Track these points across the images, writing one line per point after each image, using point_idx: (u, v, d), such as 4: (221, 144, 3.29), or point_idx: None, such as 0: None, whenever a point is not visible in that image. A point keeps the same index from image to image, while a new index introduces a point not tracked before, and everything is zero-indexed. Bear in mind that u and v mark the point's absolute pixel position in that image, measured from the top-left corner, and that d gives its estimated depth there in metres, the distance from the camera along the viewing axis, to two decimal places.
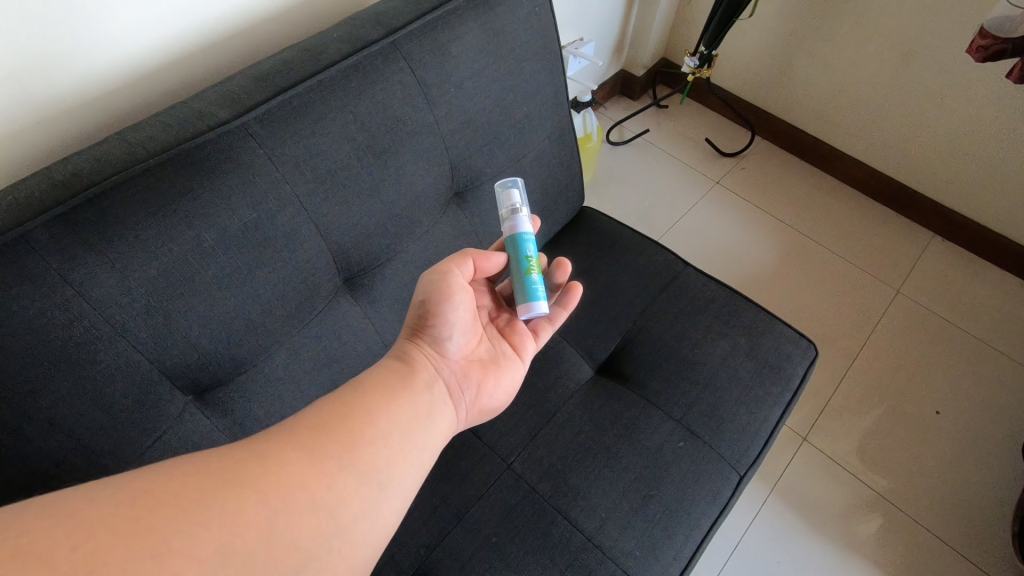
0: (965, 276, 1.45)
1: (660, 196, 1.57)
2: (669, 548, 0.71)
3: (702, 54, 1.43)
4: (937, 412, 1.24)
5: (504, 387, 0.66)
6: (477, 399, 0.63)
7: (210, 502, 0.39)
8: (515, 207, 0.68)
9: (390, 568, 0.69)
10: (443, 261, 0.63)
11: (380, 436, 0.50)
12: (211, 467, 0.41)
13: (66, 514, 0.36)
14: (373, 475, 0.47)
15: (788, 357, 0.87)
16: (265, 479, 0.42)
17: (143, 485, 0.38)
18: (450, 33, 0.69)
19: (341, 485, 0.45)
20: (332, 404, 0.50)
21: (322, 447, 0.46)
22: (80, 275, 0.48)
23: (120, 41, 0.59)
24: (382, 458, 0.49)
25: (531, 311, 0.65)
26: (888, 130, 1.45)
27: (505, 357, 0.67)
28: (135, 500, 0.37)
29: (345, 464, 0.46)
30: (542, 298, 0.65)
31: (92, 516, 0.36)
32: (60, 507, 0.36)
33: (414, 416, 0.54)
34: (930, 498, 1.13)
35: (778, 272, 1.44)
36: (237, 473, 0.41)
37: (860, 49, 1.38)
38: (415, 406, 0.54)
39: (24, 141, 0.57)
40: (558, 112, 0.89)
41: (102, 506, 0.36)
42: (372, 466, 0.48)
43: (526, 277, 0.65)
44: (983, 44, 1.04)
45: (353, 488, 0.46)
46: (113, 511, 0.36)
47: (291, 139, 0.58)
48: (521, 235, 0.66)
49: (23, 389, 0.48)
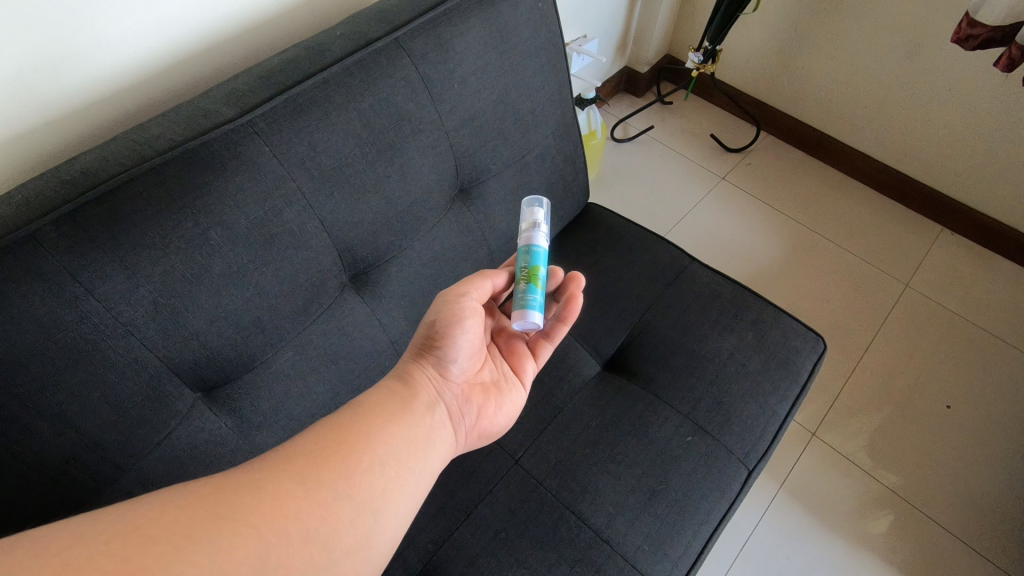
0: (975, 270, 1.43)
1: (666, 192, 1.57)
2: (677, 543, 0.71)
3: (707, 49, 1.42)
4: (949, 406, 1.22)
5: (504, 412, 0.66)
6: (477, 423, 0.62)
7: (201, 538, 0.39)
8: (536, 222, 0.69)
9: (398, 565, 0.69)
10: (457, 283, 0.62)
11: (376, 463, 0.50)
12: (202, 501, 0.41)
13: (54, 552, 0.36)
14: (367, 505, 0.47)
15: (796, 351, 0.86)
16: (259, 513, 0.42)
17: (134, 518, 0.39)
18: (454, 30, 0.69)
19: (336, 516, 0.45)
20: (329, 429, 0.50)
21: (317, 476, 0.46)
22: (90, 275, 0.49)
23: (129, 41, 0.60)
24: (378, 487, 0.49)
25: (524, 319, 0.62)
26: (895, 123, 1.44)
27: (507, 382, 0.67)
28: (124, 537, 0.37)
29: (340, 493, 0.46)
30: (537, 307, 0.62)
31: (80, 555, 0.36)
32: (50, 546, 0.36)
33: (413, 442, 0.53)
34: (941, 494, 1.12)
35: (786, 267, 1.44)
36: (230, 507, 0.42)
37: (865, 42, 1.37)
38: (414, 431, 0.54)
39: (28, 148, 0.58)
40: (562, 106, 0.89)
41: (90, 544, 0.37)
42: (368, 496, 0.48)
43: (523, 286, 0.64)
44: (973, 33, 1.03)
45: (347, 519, 0.46)
46: (102, 550, 0.36)
47: (296, 136, 0.59)
48: (534, 248, 0.66)
49: (24, 409, 0.48)
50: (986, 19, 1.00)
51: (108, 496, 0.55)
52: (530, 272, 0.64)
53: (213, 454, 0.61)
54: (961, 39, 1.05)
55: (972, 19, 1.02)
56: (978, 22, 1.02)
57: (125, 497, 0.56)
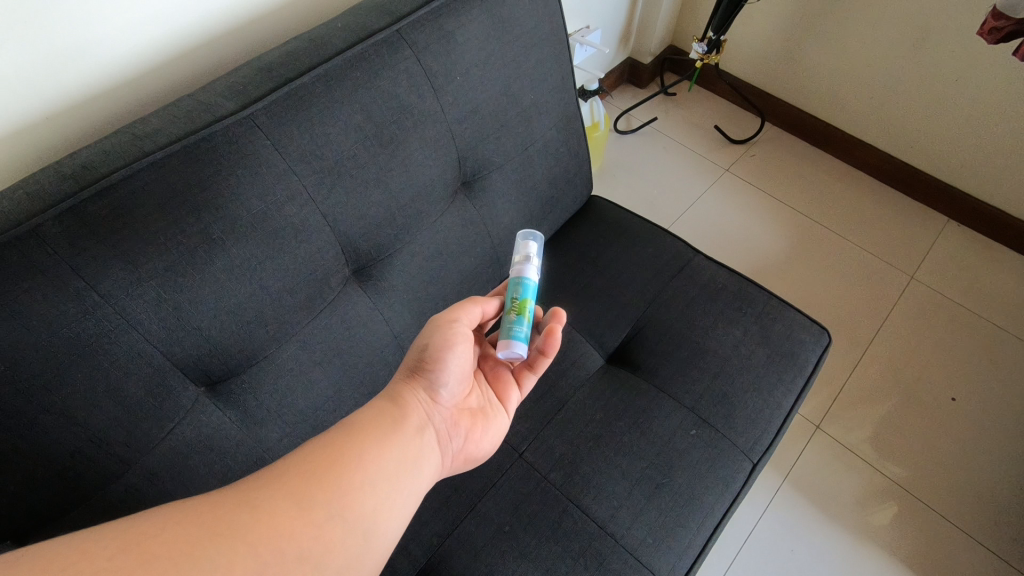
0: (982, 261, 1.42)
1: (669, 184, 1.56)
2: (681, 536, 0.71)
3: (710, 39, 1.41)
4: (954, 398, 1.22)
5: (490, 438, 0.65)
6: (464, 447, 0.62)
7: (201, 555, 0.39)
8: (529, 255, 0.68)
9: (403, 558, 0.69)
10: (449, 309, 0.63)
11: (368, 482, 0.49)
12: (202, 518, 0.42)
13: (59, 567, 0.36)
14: (360, 525, 0.47)
15: (800, 344, 0.86)
16: (255, 531, 0.42)
17: (136, 533, 0.39)
18: (455, 22, 0.68)
19: (329, 535, 0.45)
20: (322, 447, 0.50)
21: (312, 495, 0.46)
22: (91, 269, 0.49)
23: (129, 34, 0.59)
24: (370, 507, 0.48)
25: (509, 350, 0.62)
26: (901, 113, 1.43)
27: (493, 409, 0.67)
28: (128, 552, 0.38)
29: (333, 512, 0.46)
30: (523, 339, 0.62)
31: (84, 569, 0.36)
32: (55, 560, 0.36)
33: (404, 464, 0.53)
34: (946, 487, 1.12)
35: (789, 259, 1.43)
36: (229, 523, 0.42)
37: (872, 31, 1.35)
38: (405, 453, 0.54)
39: (26, 145, 0.57)
40: (566, 97, 0.89)
41: (94, 560, 0.37)
42: (360, 515, 0.47)
43: (512, 316, 0.63)
44: (998, 26, 1.01)
45: (340, 538, 0.46)
46: (106, 565, 0.37)
47: (297, 129, 0.58)
48: (524, 279, 0.65)
49: (28, 409, 0.48)
50: (1013, 11, 0.98)
51: (114, 491, 0.55)
52: (520, 304, 0.64)
53: (217, 449, 0.61)
54: (987, 32, 1.03)
55: (1001, 12, 1.00)
56: (1004, 15, 1.00)
57: (130, 492, 0.56)
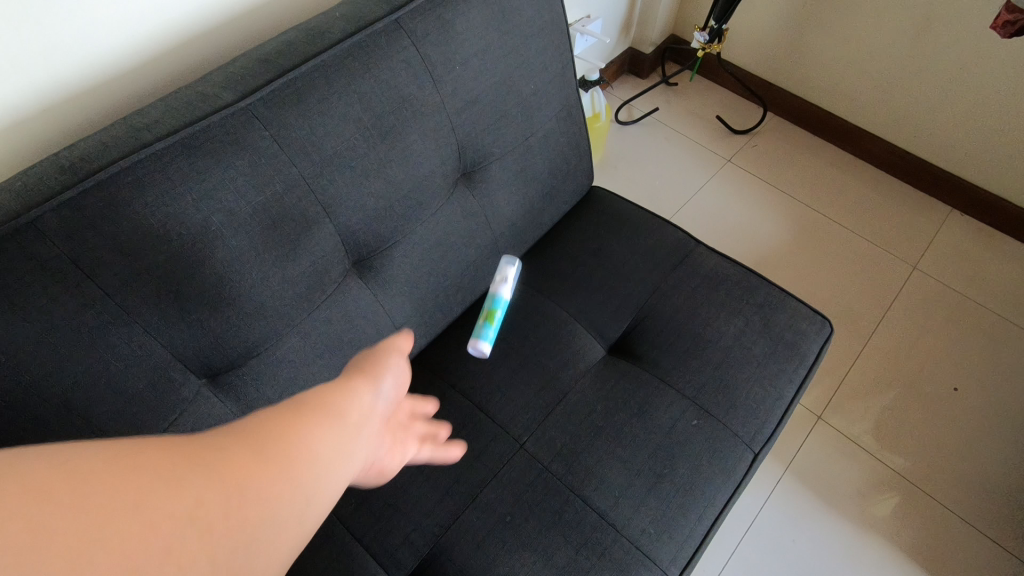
0: (985, 251, 1.42)
1: (670, 175, 1.55)
2: (683, 526, 0.71)
3: (712, 29, 1.39)
4: (956, 388, 1.22)
5: (386, 468, 0.49)
6: (374, 464, 0.45)
7: (177, 480, 0.29)
8: (505, 276, 0.85)
9: (405, 549, 0.69)
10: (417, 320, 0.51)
11: (312, 458, 0.34)
12: (180, 443, 0.30)
13: (61, 463, 0.27)
14: (302, 508, 0.33)
15: (802, 334, 0.86)
16: (232, 468, 0.31)
17: (118, 449, 0.29)
18: (454, 10, 0.68)
19: (273, 509, 0.31)
20: (271, 407, 0.35)
21: (273, 451, 0.32)
22: (90, 261, 0.49)
23: (126, 25, 0.59)
24: (318, 485, 0.34)
25: (474, 346, 0.82)
26: (905, 103, 1.42)
27: (400, 441, 0.51)
28: (121, 460, 0.28)
29: (292, 478, 0.33)
30: (487, 340, 0.81)
31: (75, 468, 0.27)
32: (52, 458, 0.27)
33: (340, 451, 0.36)
34: (949, 477, 1.12)
35: (791, 249, 1.42)
36: (210, 458, 0.31)
37: (876, 19, 1.34)
38: (344, 436, 0.37)
39: (25, 139, 0.57)
40: (567, 86, 0.88)
41: (88, 459, 0.27)
42: (308, 495, 0.33)
43: (482, 324, 0.82)
44: (1011, 20, 1.00)
45: (287, 517, 0.32)
46: (101, 466, 0.27)
47: (296, 120, 0.58)
48: (496, 297, 0.83)
49: (30, 400, 0.49)
50: None
51: None
52: (489, 315, 0.83)
53: None
54: (1000, 26, 1.02)
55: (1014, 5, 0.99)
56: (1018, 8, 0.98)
57: None
